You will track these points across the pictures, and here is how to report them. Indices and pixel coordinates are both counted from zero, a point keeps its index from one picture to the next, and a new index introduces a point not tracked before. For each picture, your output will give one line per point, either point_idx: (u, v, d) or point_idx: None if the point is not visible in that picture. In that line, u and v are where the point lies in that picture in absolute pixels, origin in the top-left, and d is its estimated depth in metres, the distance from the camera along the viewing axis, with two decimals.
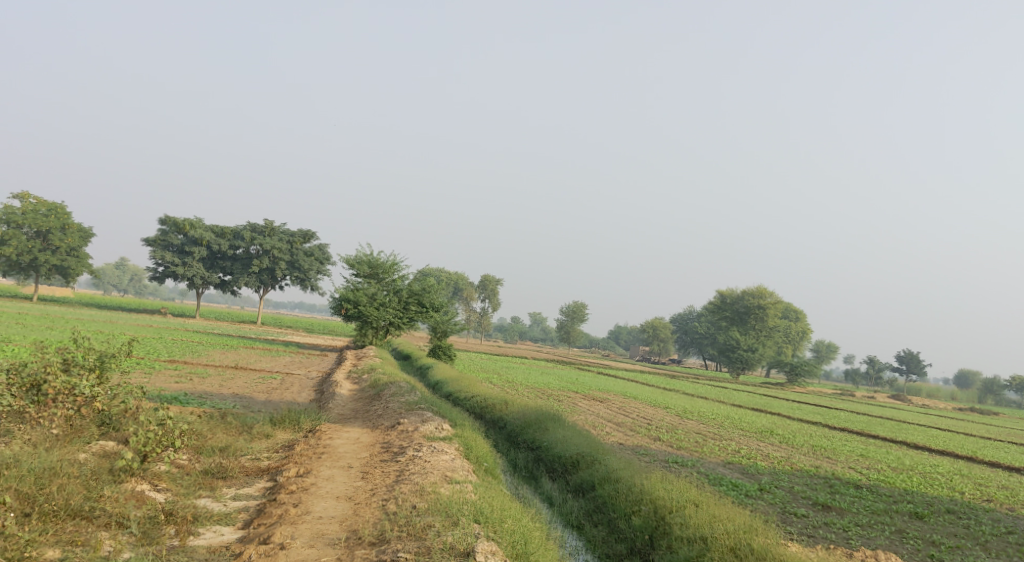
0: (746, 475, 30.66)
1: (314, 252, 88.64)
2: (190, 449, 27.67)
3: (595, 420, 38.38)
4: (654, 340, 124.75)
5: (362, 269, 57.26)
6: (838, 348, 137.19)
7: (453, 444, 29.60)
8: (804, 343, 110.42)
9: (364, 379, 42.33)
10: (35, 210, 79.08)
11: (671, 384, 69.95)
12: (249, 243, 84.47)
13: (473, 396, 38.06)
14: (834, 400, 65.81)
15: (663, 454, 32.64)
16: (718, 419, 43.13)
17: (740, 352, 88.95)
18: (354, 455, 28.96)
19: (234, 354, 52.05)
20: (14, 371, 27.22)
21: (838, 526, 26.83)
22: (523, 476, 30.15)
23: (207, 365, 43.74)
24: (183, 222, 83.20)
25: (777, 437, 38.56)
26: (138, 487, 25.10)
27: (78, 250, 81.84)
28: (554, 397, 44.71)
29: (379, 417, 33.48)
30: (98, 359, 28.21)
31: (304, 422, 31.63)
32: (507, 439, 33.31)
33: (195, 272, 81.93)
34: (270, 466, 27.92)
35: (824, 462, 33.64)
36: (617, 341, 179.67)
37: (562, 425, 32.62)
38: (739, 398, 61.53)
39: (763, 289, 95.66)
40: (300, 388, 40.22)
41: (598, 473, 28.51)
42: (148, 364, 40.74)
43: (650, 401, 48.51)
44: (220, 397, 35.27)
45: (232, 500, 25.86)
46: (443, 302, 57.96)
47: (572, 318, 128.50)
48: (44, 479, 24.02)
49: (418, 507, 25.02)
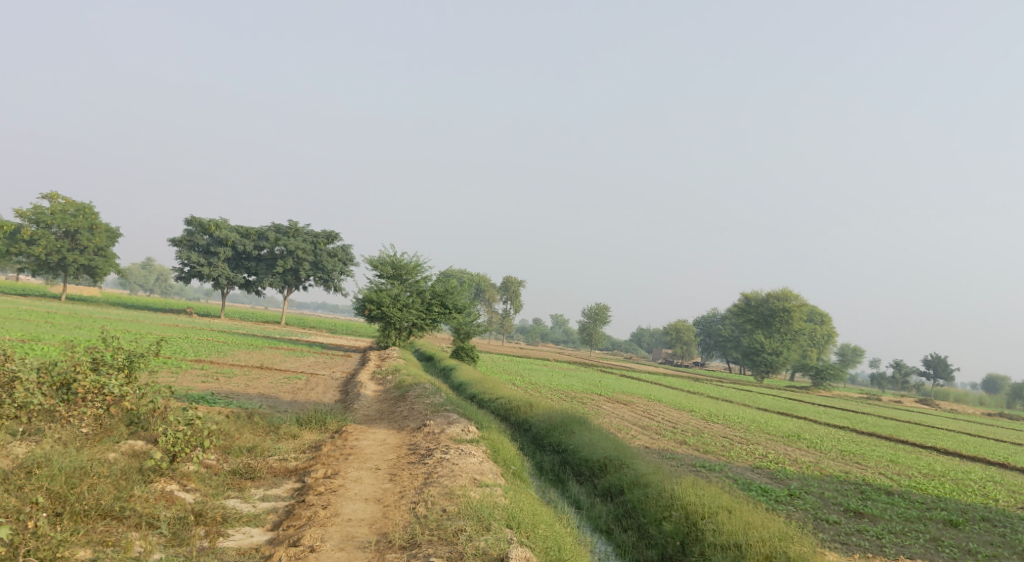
0: (775, 480, 30.43)
1: (338, 253, 88.76)
2: (218, 449, 27.74)
3: (621, 423, 38.18)
4: (677, 343, 124.24)
5: (385, 270, 57.32)
6: (864, 351, 136.12)
7: (480, 446, 29.51)
8: (830, 346, 109.60)
9: (388, 379, 42.31)
10: (64, 210, 79.58)
11: (695, 386, 69.57)
12: (273, 244, 84.74)
13: (497, 398, 37.98)
14: (860, 404, 65.26)
15: (690, 458, 32.43)
16: (743, 422, 42.79)
17: (764, 355, 88.42)
18: (382, 457, 28.92)
19: (260, 354, 52.18)
20: (44, 369, 27.28)
21: (871, 534, 26.57)
22: (550, 480, 30.02)
23: (233, 364, 43.86)
24: (208, 222, 83.47)
25: (804, 441, 38.26)
26: (167, 488, 25.19)
27: (106, 250, 82.15)
28: (579, 399, 44.55)
29: (405, 418, 33.44)
30: (126, 358, 28.30)
31: (330, 422, 31.62)
32: (532, 442, 33.18)
33: (221, 272, 82.32)
34: (297, 466, 27.90)
35: (853, 467, 33.32)
36: (639, 343, 179.27)
37: (588, 427, 32.46)
38: (765, 401, 61.17)
39: (788, 292, 94.96)
40: (325, 388, 40.23)
41: (626, 477, 28.36)
42: (175, 363, 40.90)
43: (674, 404, 48.28)
44: (246, 397, 35.34)
45: (260, 501, 25.86)
46: (466, 303, 57.89)
47: (594, 319, 128.10)
48: (74, 478, 24.08)
49: (448, 510, 24.94)
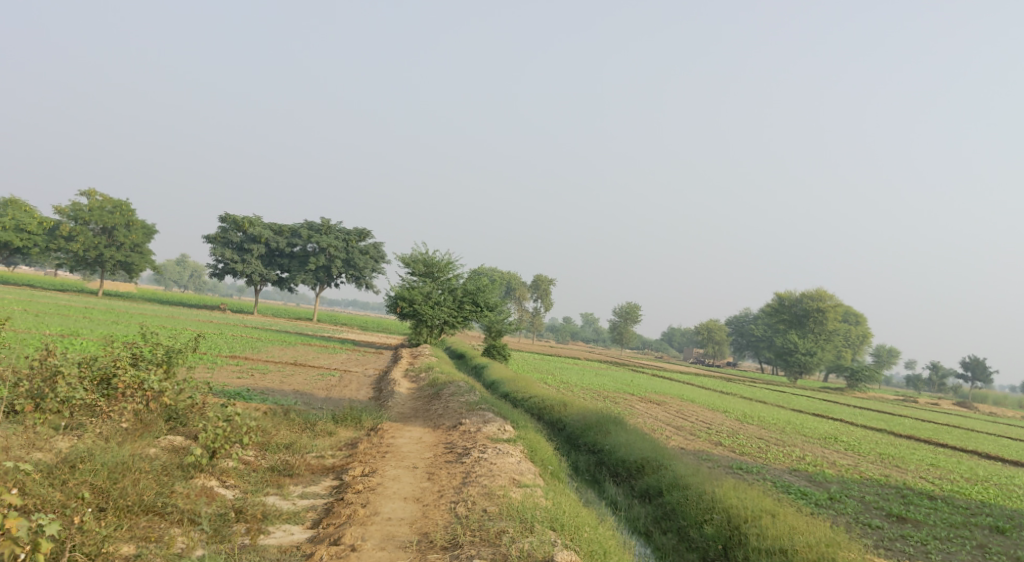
0: (814, 482, 30.17)
1: (370, 251, 88.95)
2: (256, 445, 27.85)
3: (655, 423, 38.01)
4: (709, 343, 123.58)
5: (418, 267, 57.48)
6: (899, 352, 134.85)
7: (518, 446, 29.45)
8: (864, 347, 108.71)
9: (422, 377, 42.35)
10: (101, 207, 80.12)
11: (727, 387, 69.26)
12: (306, 241, 85.05)
13: (531, 397, 37.88)
14: (896, 406, 64.62)
15: (727, 459, 32.18)
16: (778, 424, 42.45)
17: (797, 356, 87.78)
18: (419, 455, 28.90)
19: (294, 351, 52.35)
20: (84, 364, 27.55)
21: (916, 539, 26.25)
22: (586, 480, 29.91)
23: (268, 361, 44.03)
24: (242, 220, 83.87)
25: (842, 444, 37.96)
26: (207, 484, 25.36)
27: (142, 246, 82.77)
28: (612, 398, 44.45)
29: (440, 416, 33.37)
30: (165, 354, 28.53)
31: (366, 420, 31.64)
32: (567, 441, 33.07)
33: (254, 269, 82.82)
34: (335, 464, 27.98)
35: (894, 471, 32.95)
36: (670, 343, 178.91)
37: (624, 427, 32.29)
38: (799, 402, 60.69)
39: (822, 292, 94.18)
40: (358, 385, 40.34)
41: (664, 479, 28.20)
42: (211, 359, 41.11)
43: (709, 405, 48.02)
44: (282, 393, 35.52)
45: (300, 498, 25.95)
46: (498, 301, 57.72)
47: (625, 319, 127.70)
48: (116, 473, 24.28)
49: (489, 511, 24.90)
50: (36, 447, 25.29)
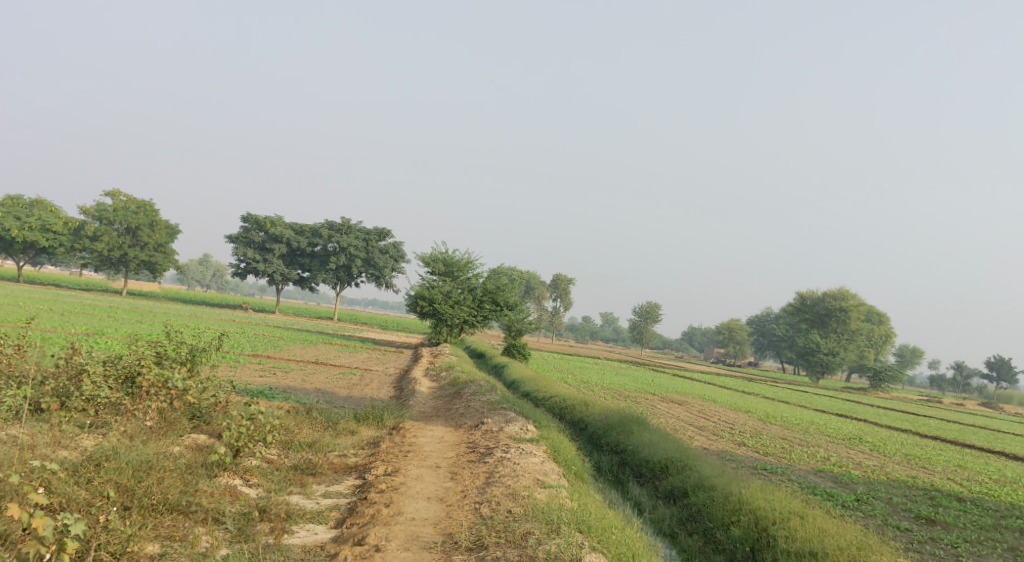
0: (839, 484, 29.88)
1: (390, 250, 88.94)
2: (279, 444, 27.84)
3: (677, 423, 37.80)
4: (730, 343, 122.95)
5: (437, 267, 57.45)
6: (923, 352, 133.91)
7: (541, 446, 29.27)
8: (887, 347, 107.97)
9: (443, 376, 42.20)
10: (125, 207, 80.44)
11: (749, 387, 68.83)
12: (327, 241, 85.18)
13: (552, 396, 37.70)
14: (920, 407, 64.10)
15: (751, 460, 31.94)
16: (801, 424, 42.10)
17: (820, 356, 87.15)
18: (441, 455, 28.79)
19: (315, 350, 52.36)
20: (110, 362, 27.62)
21: (946, 542, 25.96)
22: (610, 480, 29.73)
23: (289, 360, 44.03)
24: (264, 220, 84.15)
25: (867, 444, 37.62)
26: (231, 482, 25.38)
27: (165, 246, 83.03)
28: (633, 398, 44.15)
29: (461, 416, 33.27)
30: (189, 352, 28.59)
31: (387, 419, 31.56)
32: (590, 441, 32.89)
33: (275, 268, 83.01)
34: (358, 463, 27.93)
35: (921, 472, 32.60)
36: (691, 343, 178.45)
37: (647, 427, 32.08)
38: (822, 403, 60.16)
39: (845, 291, 93.49)
40: (380, 384, 40.27)
41: (689, 480, 28.00)
42: (234, 358, 41.15)
43: (730, 405, 47.71)
44: (304, 392, 35.49)
45: (323, 498, 25.88)
46: (517, 300, 57.53)
47: (645, 318, 127.18)
48: (141, 472, 24.33)
49: (514, 512, 24.77)
50: (62, 445, 25.29)
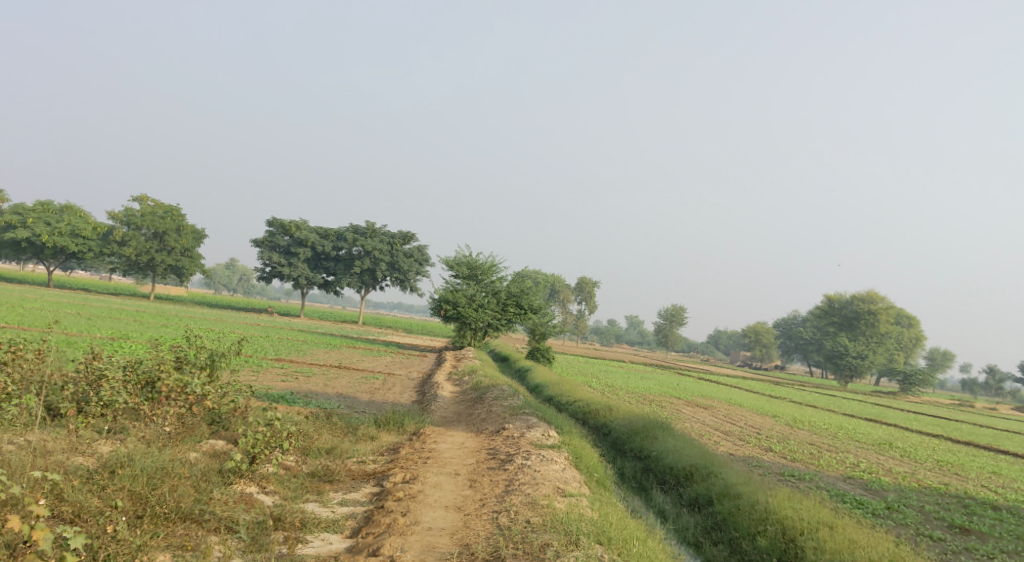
0: (870, 491, 29.07)
1: (414, 254, 88.46)
2: (297, 450, 27.43)
3: (702, 429, 37.05)
4: (757, 345, 121.70)
5: (461, 270, 56.99)
6: (954, 355, 132.18)
7: (562, 452, 28.62)
8: (918, 350, 106.36)
9: (465, 380, 41.64)
10: (152, 212, 80.61)
11: (777, 391, 67.90)
12: (351, 245, 84.96)
13: (575, 401, 37.02)
14: (952, 411, 62.90)
15: (778, 466, 31.18)
16: (831, 429, 41.23)
17: (848, 359, 85.89)
18: (461, 462, 28.21)
19: (339, 354, 51.94)
20: (130, 367, 27.25)
21: (981, 553, 25.18)
22: (633, 487, 29.07)
23: (312, 364, 43.62)
24: (289, 224, 84.16)
25: (898, 450, 36.66)
26: (247, 490, 24.97)
27: (192, 251, 83.01)
28: (658, 402, 43.41)
29: (483, 421, 32.71)
30: (209, 357, 28.25)
31: (408, 424, 31.03)
32: (613, 447, 32.20)
33: (301, 272, 82.83)
34: (376, 470, 27.38)
35: (954, 479, 31.72)
36: (717, 346, 177.25)
37: (672, 433, 31.35)
38: (851, 407, 59.01)
39: (874, 294, 92.27)
40: (402, 389, 39.80)
41: (715, 488, 27.31)
42: (256, 362, 40.79)
43: (758, 410, 46.84)
44: (325, 396, 35.04)
45: (339, 506, 25.36)
46: (542, 304, 56.83)
47: (670, 321, 126.15)
48: (156, 479, 23.96)
49: (532, 522, 24.21)
50: (78, 452, 24.91)
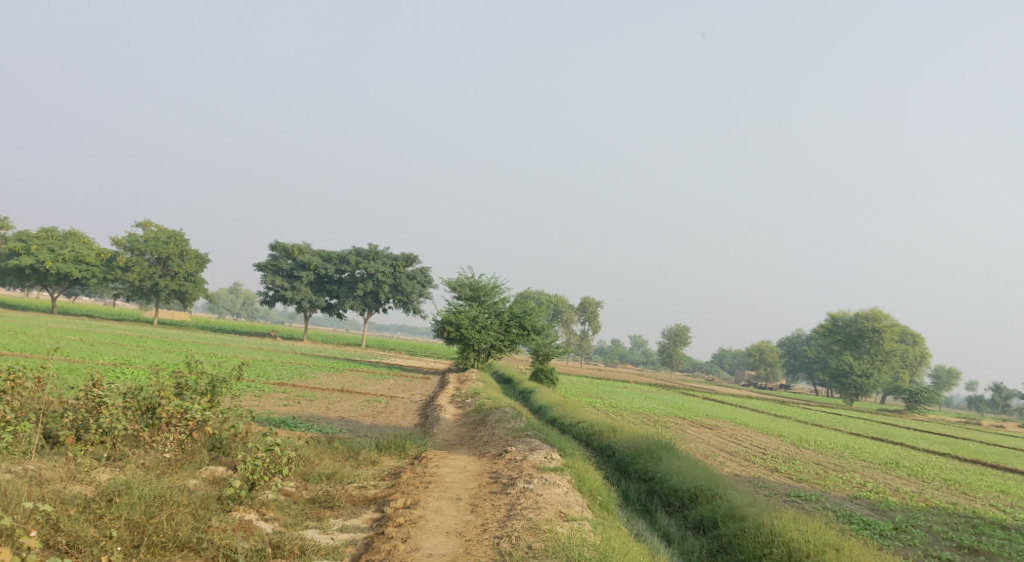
0: (877, 512, 28.72)
1: (417, 275, 88.24)
2: (298, 476, 27.19)
3: (707, 449, 36.76)
4: (761, 365, 121.24)
5: (464, 291, 56.83)
6: (959, 373, 131.61)
7: (565, 475, 28.30)
8: (922, 368, 105.92)
9: (468, 403, 41.37)
10: (156, 238, 80.63)
11: (782, 410, 67.43)
12: (354, 267, 84.85)
13: (579, 423, 36.71)
14: (958, 429, 62.50)
15: (784, 487, 30.82)
16: (837, 448, 40.87)
17: (853, 378, 85.47)
18: (462, 486, 27.92)
19: (341, 377, 51.67)
20: (130, 394, 27.01)
21: None
22: (637, 509, 28.69)
23: (315, 388, 43.32)
24: (292, 247, 84.13)
25: (905, 469, 36.27)
26: (246, 517, 24.68)
27: (196, 275, 82.87)
28: (662, 423, 43.06)
29: (485, 444, 32.43)
30: (210, 383, 27.91)
31: (410, 448, 30.73)
32: (617, 469, 31.87)
33: (304, 296, 82.68)
34: (377, 495, 27.02)
35: (962, 498, 31.35)
36: (721, 366, 176.78)
37: (676, 454, 31.03)
38: (857, 426, 58.62)
39: (878, 311, 91.86)
40: (404, 412, 39.53)
41: (720, 509, 27.02)
42: (258, 387, 40.52)
43: (762, 429, 46.47)
44: (327, 421, 34.79)
45: (339, 532, 25.06)
46: (545, 324, 56.57)
47: (674, 340, 125.75)
48: (153, 508, 23.75)
49: (534, 548, 24.03)
50: (77, 480, 24.69)
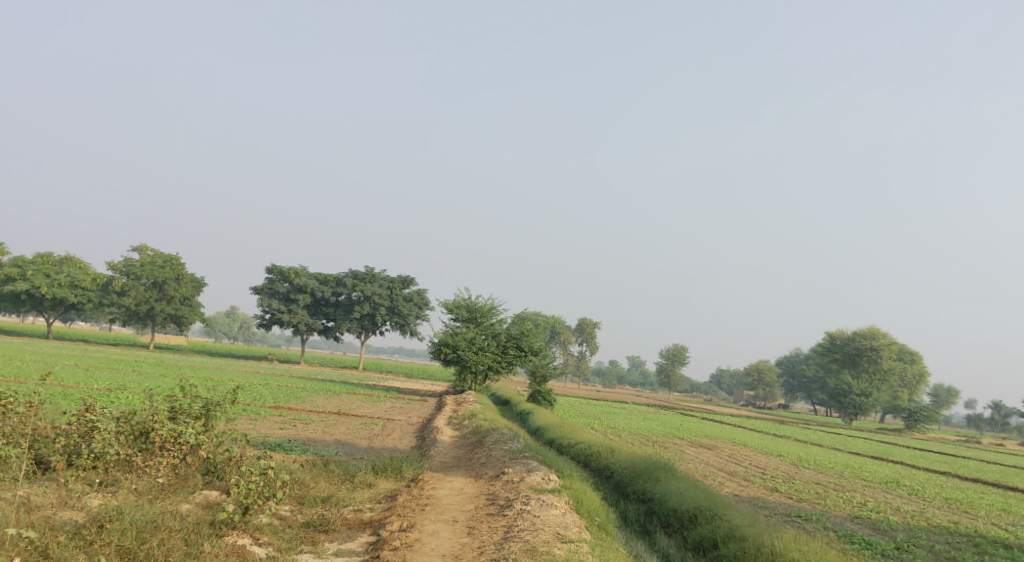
0: (878, 531, 28.42)
1: (414, 297, 87.92)
2: (293, 499, 26.88)
3: (706, 469, 36.46)
4: (760, 384, 120.88)
5: (460, 313, 56.57)
6: (958, 391, 131.30)
7: (563, 497, 27.99)
8: (922, 387, 105.61)
9: (465, 425, 41.01)
10: (152, 262, 80.41)
11: (781, 430, 67.12)
12: (351, 290, 84.59)
13: (577, 444, 36.38)
14: (958, 448, 62.20)
15: (784, 507, 30.51)
16: (837, 468, 40.57)
17: (852, 397, 85.18)
18: (459, 508, 27.60)
19: (338, 400, 51.32)
20: (124, 418, 26.67)
21: None
22: (637, 530, 28.34)
23: (312, 411, 42.97)
24: (289, 270, 83.94)
25: (906, 488, 35.95)
26: (239, 542, 24.33)
27: (192, 299, 82.55)
28: (661, 444, 42.74)
29: (482, 466, 32.13)
30: (204, 407, 27.47)
31: (406, 470, 30.39)
32: (615, 490, 31.55)
33: (300, 319, 82.39)
34: (373, 518, 26.66)
35: (963, 518, 31.07)
36: (720, 386, 176.42)
37: (675, 474, 30.72)
38: (857, 445, 58.29)
39: (875, 330, 91.57)
40: (401, 434, 39.18)
41: (720, 530, 26.72)
42: (253, 410, 40.14)
43: (762, 449, 46.15)
44: (323, 444, 34.48)
45: (334, 557, 24.73)
46: (542, 345, 56.31)
47: (672, 361, 125.40)
48: (145, 533, 23.49)
49: None
50: (67, 506, 24.39)
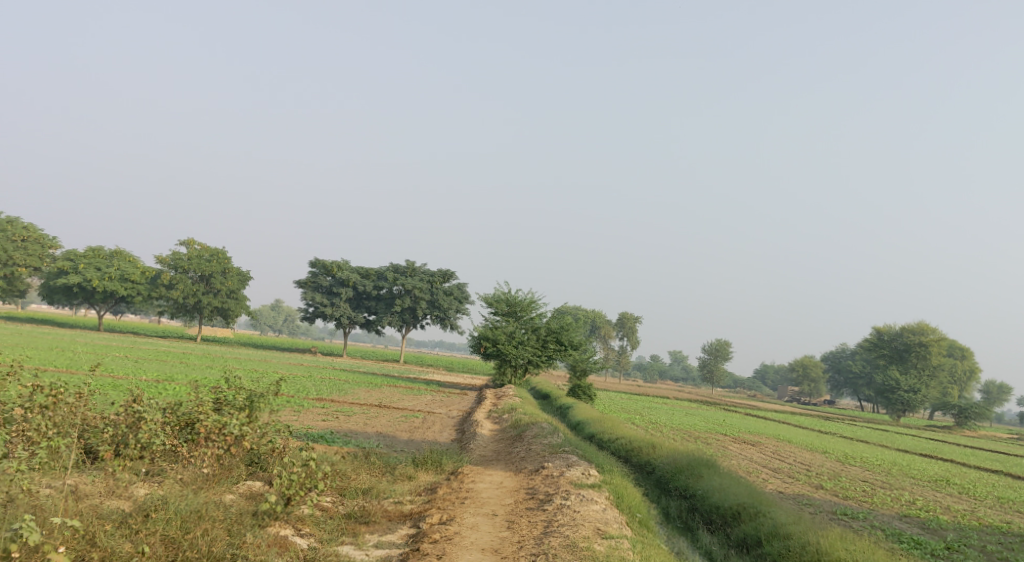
0: (928, 530, 27.74)
1: (454, 291, 87.75)
2: (334, 490, 26.75)
3: (750, 466, 35.87)
4: (805, 380, 119.46)
5: (500, 307, 56.15)
6: (1009, 388, 128.79)
7: (603, 492, 27.61)
8: (972, 383, 103.80)
9: (505, 418, 40.72)
10: (199, 255, 81.06)
11: (825, 425, 66.17)
12: (392, 283, 84.62)
13: (618, 438, 35.97)
14: (1009, 446, 60.87)
15: (830, 504, 29.91)
16: (884, 465, 39.75)
17: (899, 393, 83.77)
18: (499, 502, 27.31)
19: (380, 393, 51.27)
20: (170, 409, 26.70)
21: None
22: (678, 527, 27.91)
23: (354, 403, 42.95)
24: (331, 264, 84.30)
25: (955, 487, 35.11)
26: (281, 533, 24.26)
27: (238, 292, 83.11)
28: (704, 439, 42.17)
29: (522, 460, 31.83)
30: (248, 398, 27.49)
31: (446, 463, 30.14)
32: (657, 485, 31.12)
33: (342, 312, 82.71)
34: (412, 510, 26.47)
35: (1016, 517, 30.25)
36: (764, 381, 174.79)
37: (717, 471, 30.24)
38: (904, 442, 57.20)
39: (924, 325, 90.08)
40: (442, 427, 39.00)
41: (764, 528, 26.21)
42: (296, 402, 40.17)
43: (806, 445, 45.36)
44: (365, 436, 34.39)
45: (374, 548, 24.55)
46: (583, 339, 55.72)
47: (715, 356, 124.32)
48: (189, 523, 23.45)
49: None
50: (114, 495, 24.47)
